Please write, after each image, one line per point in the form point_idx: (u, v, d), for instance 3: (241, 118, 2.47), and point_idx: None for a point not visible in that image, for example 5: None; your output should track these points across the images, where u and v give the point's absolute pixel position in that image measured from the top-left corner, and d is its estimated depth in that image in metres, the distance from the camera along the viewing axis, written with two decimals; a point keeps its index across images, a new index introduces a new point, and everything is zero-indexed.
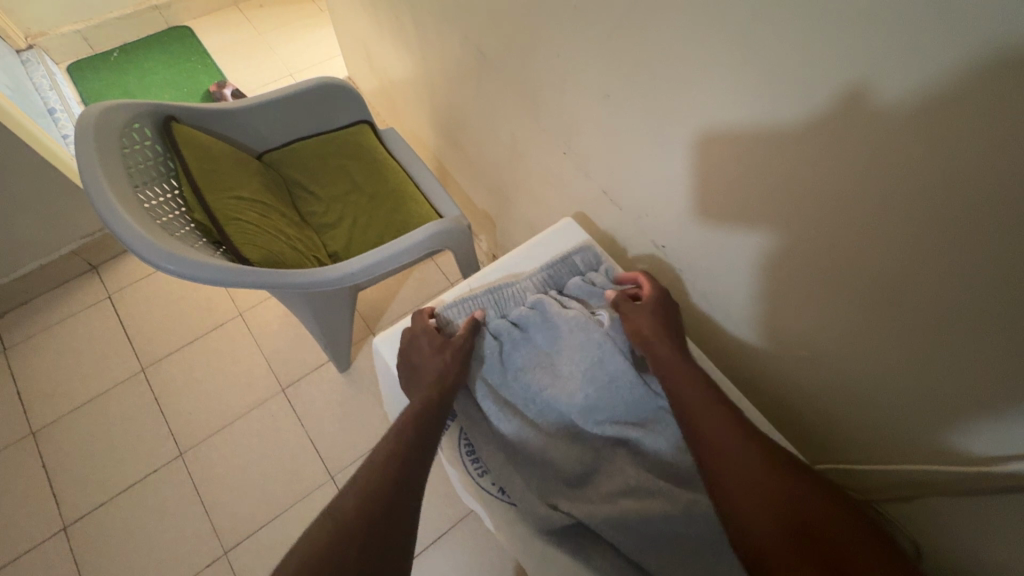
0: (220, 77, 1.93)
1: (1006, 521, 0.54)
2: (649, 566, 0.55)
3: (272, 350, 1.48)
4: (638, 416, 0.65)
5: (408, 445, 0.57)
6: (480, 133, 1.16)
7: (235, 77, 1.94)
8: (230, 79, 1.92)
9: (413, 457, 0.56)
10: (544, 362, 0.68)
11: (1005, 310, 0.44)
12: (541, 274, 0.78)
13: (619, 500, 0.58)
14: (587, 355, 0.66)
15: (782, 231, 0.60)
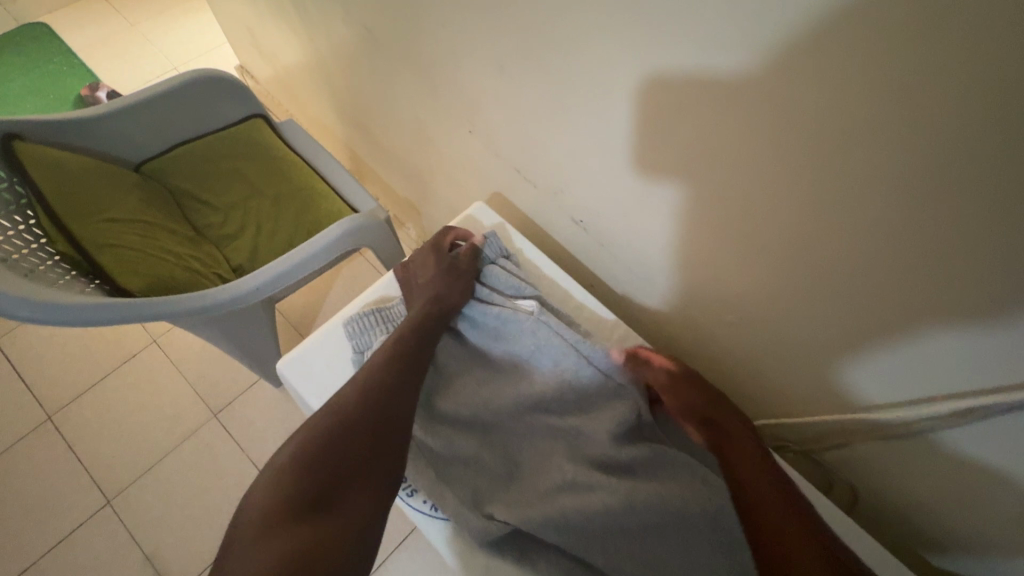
0: (91, 77, 1.71)
1: (932, 455, 0.57)
2: (597, 563, 0.52)
3: (196, 375, 1.36)
4: (575, 403, 0.62)
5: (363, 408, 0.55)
6: (386, 117, 1.07)
7: (109, 77, 1.72)
8: (102, 80, 1.70)
9: (382, 421, 0.55)
10: (490, 356, 0.66)
11: (911, 261, 0.44)
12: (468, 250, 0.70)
13: (559, 498, 0.55)
14: (528, 340, 0.64)
15: (697, 199, 0.57)
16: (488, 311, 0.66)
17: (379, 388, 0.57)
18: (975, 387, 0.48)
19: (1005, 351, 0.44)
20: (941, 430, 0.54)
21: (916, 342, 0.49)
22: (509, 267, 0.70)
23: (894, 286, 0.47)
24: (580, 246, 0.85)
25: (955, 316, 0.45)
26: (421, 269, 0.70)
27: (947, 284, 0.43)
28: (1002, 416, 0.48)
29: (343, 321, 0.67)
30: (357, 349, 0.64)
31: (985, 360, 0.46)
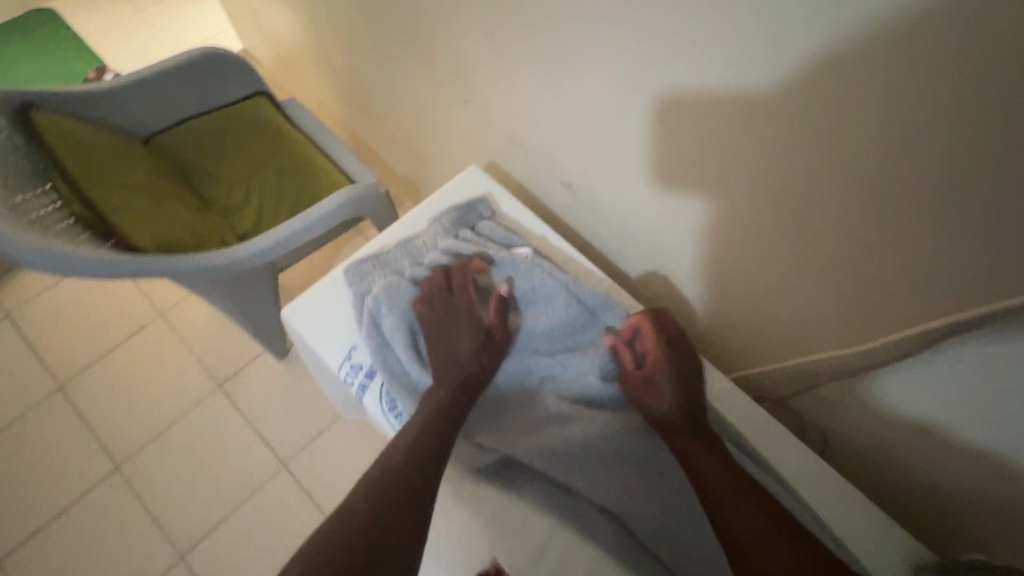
0: (98, 62, 1.75)
1: (884, 391, 0.60)
2: (575, 484, 0.56)
3: (201, 347, 1.40)
4: (568, 345, 0.64)
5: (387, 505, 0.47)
6: (384, 93, 1.11)
7: (116, 62, 1.76)
8: (109, 64, 1.75)
9: (402, 518, 0.47)
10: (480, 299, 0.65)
11: (857, 199, 0.48)
12: (450, 212, 0.68)
13: (545, 430, 0.59)
14: (529, 287, 0.64)
15: (670, 154, 0.61)
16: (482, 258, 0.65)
17: (396, 481, 0.49)
18: (917, 323, 0.52)
19: (943, 285, 0.47)
20: (890, 365, 0.57)
21: (867, 282, 0.53)
22: (501, 218, 0.71)
23: (849, 225, 0.50)
24: (568, 211, 0.88)
25: (900, 253, 0.48)
26: (451, 320, 0.61)
27: (892, 220, 0.47)
28: (944, 346, 0.51)
29: (341, 267, 0.65)
30: (359, 294, 0.63)
31: (927, 295, 0.49)
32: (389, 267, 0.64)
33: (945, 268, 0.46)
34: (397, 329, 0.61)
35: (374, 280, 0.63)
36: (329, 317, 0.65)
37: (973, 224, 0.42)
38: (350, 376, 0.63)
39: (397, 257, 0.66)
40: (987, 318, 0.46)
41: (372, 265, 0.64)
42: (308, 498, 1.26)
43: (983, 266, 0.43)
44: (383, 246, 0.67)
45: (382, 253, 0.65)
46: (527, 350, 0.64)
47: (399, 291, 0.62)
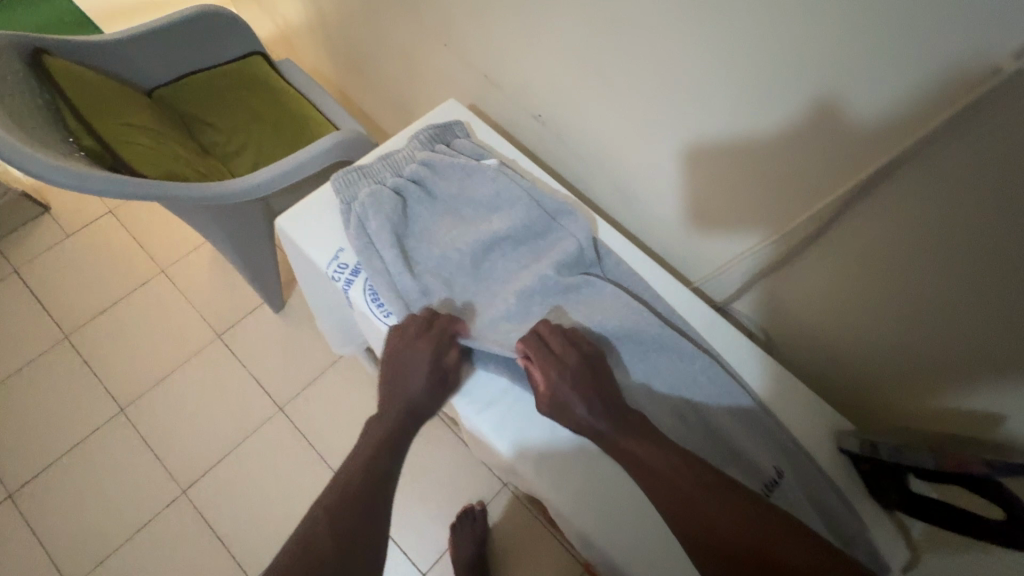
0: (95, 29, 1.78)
1: (812, 272, 0.68)
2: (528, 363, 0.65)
3: (201, 300, 1.47)
4: (533, 247, 0.70)
5: (338, 518, 0.53)
6: (373, 49, 1.18)
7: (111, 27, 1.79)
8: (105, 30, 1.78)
9: (351, 530, 0.52)
10: (453, 208, 0.71)
11: (770, 89, 0.56)
12: (428, 130, 0.75)
13: (503, 320, 0.65)
14: (494, 194, 0.70)
15: (622, 70, 0.69)
16: (456, 169, 0.71)
17: (351, 515, 0.53)
18: (824, 199, 0.60)
19: (842, 154, 0.56)
20: (814, 245, 0.65)
21: (787, 167, 0.61)
22: (476, 140, 0.78)
23: (767, 114, 0.58)
24: (541, 148, 0.96)
25: (810, 130, 0.56)
26: (407, 357, 0.63)
27: (797, 100, 0.55)
28: (849, 213, 0.59)
29: (330, 178, 0.73)
30: (345, 200, 0.71)
31: (832, 168, 0.57)
32: (373, 177, 0.72)
33: (842, 137, 0.54)
34: (378, 229, 0.68)
35: (359, 187, 0.71)
36: (318, 222, 0.72)
37: (861, 95, 0.50)
38: (337, 272, 0.70)
39: (381, 168, 0.73)
40: (877, 174, 0.54)
41: (357, 175, 0.71)
42: (303, 438, 1.33)
43: (871, 129, 0.52)
44: (369, 161, 0.74)
45: (367, 166, 0.73)
46: (495, 253, 0.69)
47: (381, 197, 0.69)
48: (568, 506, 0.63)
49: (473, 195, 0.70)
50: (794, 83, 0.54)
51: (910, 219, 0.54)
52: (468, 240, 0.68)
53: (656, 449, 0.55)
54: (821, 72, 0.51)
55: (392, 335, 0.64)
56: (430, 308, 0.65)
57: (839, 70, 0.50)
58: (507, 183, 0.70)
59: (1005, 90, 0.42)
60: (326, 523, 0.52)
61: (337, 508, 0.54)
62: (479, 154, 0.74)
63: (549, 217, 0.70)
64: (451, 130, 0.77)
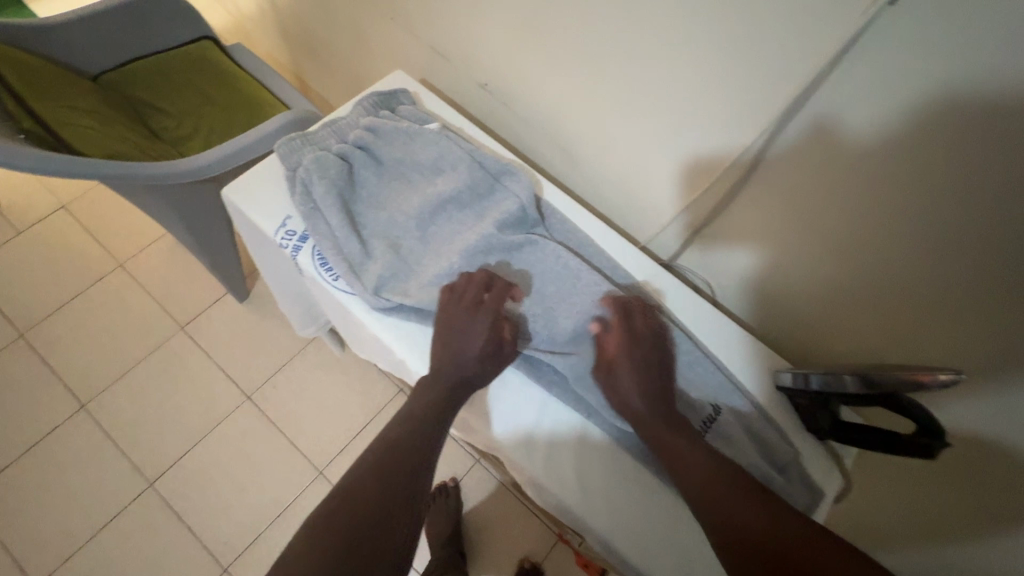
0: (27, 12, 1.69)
1: (745, 220, 0.71)
2: None
3: (162, 292, 1.45)
4: (478, 207, 0.71)
5: (384, 477, 0.54)
6: (324, 28, 1.19)
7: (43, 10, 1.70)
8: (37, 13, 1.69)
9: (398, 488, 0.53)
10: (400, 173, 0.72)
11: (690, 33, 0.59)
12: (372, 97, 0.76)
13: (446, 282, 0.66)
14: (438, 156, 0.71)
15: (558, 26, 0.72)
16: (400, 135, 0.72)
17: (399, 473, 0.54)
18: (746, 143, 0.63)
19: (756, 96, 0.59)
20: (743, 191, 0.69)
21: (714, 114, 0.64)
22: (421, 107, 0.79)
23: (691, 60, 0.61)
24: (490, 118, 0.97)
25: (729, 75, 0.60)
26: (460, 329, 0.62)
27: (715, 43, 0.58)
28: (770, 154, 0.63)
29: (274, 147, 0.73)
30: (290, 167, 0.71)
31: (750, 112, 0.61)
32: (317, 143, 0.72)
33: (756, 79, 0.58)
34: (325, 194, 0.68)
35: (303, 154, 0.71)
36: (265, 192, 0.72)
37: (769, 34, 0.54)
38: (285, 239, 0.70)
39: (325, 135, 0.73)
40: (790, 111, 0.57)
41: (301, 142, 0.72)
42: (272, 424, 1.32)
43: (779, 68, 0.55)
44: (314, 128, 0.75)
45: (311, 133, 0.73)
46: (441, 215, 0.70)
47: (326, 163, 0.70)
48: (519, 449, 0.65)
49: (417, 158, 0.71)
50: (712, 28, 0.57)
51: (818, 153, 0.58)
52: (414, 202, 0.69)
53: (704, 452, 0.55)
54: (732, 14, 0.55)
55: (445, 305, 0.63)
56: (486, 271, 0.65)
57: (747, 11, 0.54)
58: (452, 146, 0.71)
59: (882, 17, 0.46)
60: (375, 473, 0.54)
61: (384, 466, 0.54)
62: (424, 119, 0.75)
63: (492, 178, 0.71)
64: (396, 98, 0.77)
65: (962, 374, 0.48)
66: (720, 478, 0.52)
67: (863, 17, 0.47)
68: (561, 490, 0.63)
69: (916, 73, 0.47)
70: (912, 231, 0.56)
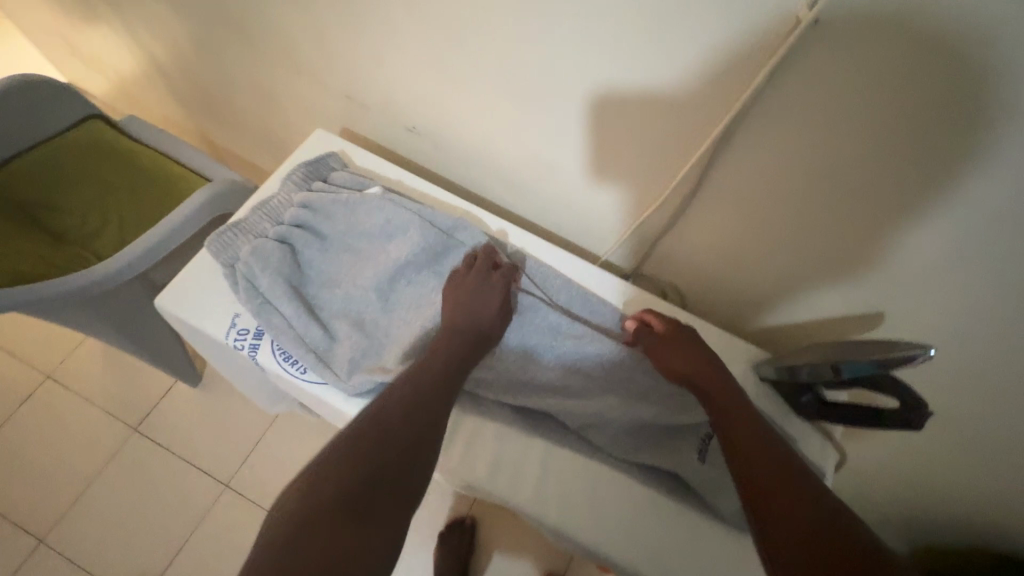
0: None
1: (700, 228, 0.72)
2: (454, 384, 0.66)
3: (104, 396, 1.33)
4: (439, 265, 0.68)
5: (406, 410, 0.54)
6: (222, 87, 1.10)
7: None
8: None
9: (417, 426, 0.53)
10: (350, 243, 0.68)
11: (616, 63, 0.59)
12: (301, 170, 0.72)
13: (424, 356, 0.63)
14: (388, 219, 0.67)
15: (479, 63, 0.70)
16: (341, 205, 0.68)
17: (421, 412, 0.54)
18: (690, 160, 0.63)
19: (693, 118, 0.59)
20: (694, 202, 0.69)
21: (653, 137, 0.64)
22: (355, 169, 0.75)
23: (623, 89, 0.61)
24: (423, 156, 0.93)
25: (663, 98, 0.59)
26: (473, 288, 0.64)
27: (645, 71, 0.58)
28: (716, 168, 0.63)
29: (204, 244, 0.67)
30: (227, 262, 0.66)
31: (690, 131, 0.61)
32: (250, 232, 0.67)
33: (691, 102, 0.58)
34: (274, 286, 0.64)
35: (238, 246, 0.66)
36: (205, 293, 0.66)
37: (694, 60, 0.54)
38: (239, 342, 0.65)
39: (258, 220, 0.68)
40: (728, 131, 0.58)
41: (233, 234, 0.67)
42: (259, 509, 1.24)
43: (713, 89, 0.56)
44: (244, 214, 0.69)
45: (242, 221, 0.68)
46: (402, 281, 0.67)
47: (267, 251, 0.65)
48: (532, 502, 0.62)
49: (363, 227, 0.68)
50: (638, 53, 0.57)
51: (763, 162, 0.59)
52: (371, 274, 0.66)
53: (749, 421, 0.54)
54: (656, 41, 0.54)
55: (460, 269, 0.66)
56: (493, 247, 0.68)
57: (671, 36, 0.53)
58: (398, 207, 0.68)
59: (809, 36, 0.46)
60: (397, 413, 0.53)
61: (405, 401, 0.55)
62: (363, 183, 0.71)
63: (447, 234, 0.69)
64: (328, 165, 0.73)
65: (927, 350, 0.50)
66: (763, 448, 0.51)
67: (789, 37, 0.47)
68: (585, 532, 0.61)
69: (845, 81, 0.48)
70: (862, 220, 0.58)
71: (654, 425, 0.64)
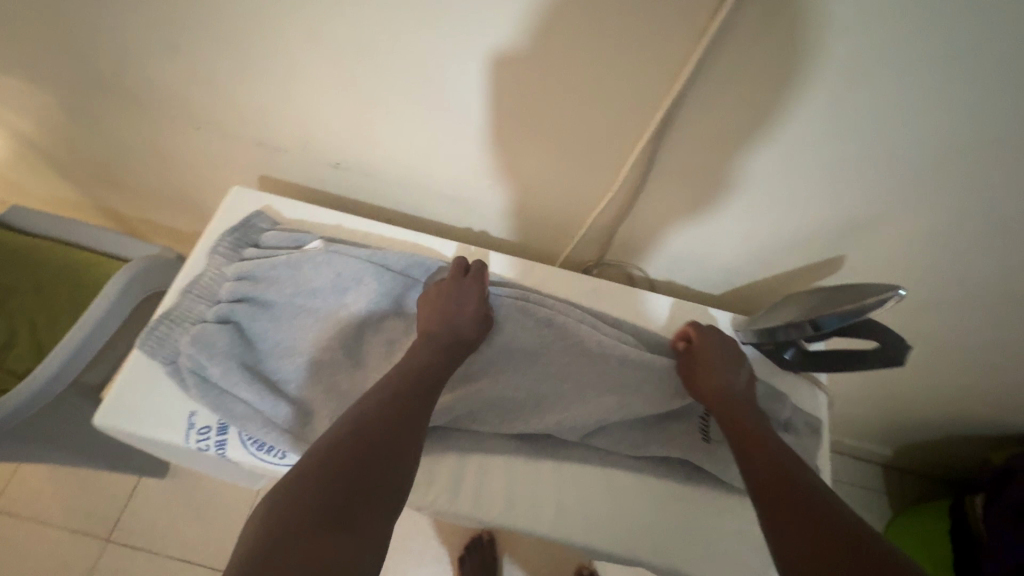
0: None
1: (655, 209, 0.71)
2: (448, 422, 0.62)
3: (63, 514, 1.20)
4: (402, 308, 0.64)
5: (389, 406, 0.52)
6: (116, 157, 1.00)
7: None
8: None
9: (399, 423, 0.50)
10: (299, 305, 0.63)
11: (547, 65, 0.57)
12: (227, 240, 0.66)
13: None
14: (336, 273, 0.63)
15: (401, 89, 0.66)
16: (282, 268, 0.62)
17: (401, 408, 0.52)
18: (638, 144, 0.63)
19: (634, 103, 0.59)
20: (646, 186, 0.69)
21: (597, 128, 0.63)
22: (286, 224, 0.69)
23: (557, 89, 0.60)
24: (355, 192, 0.88)
25: (598, 89, 0.58)
26: (450, 296, 0.63)
27: (577, 68, 0.57)
28: (664, 147, 0.63)
29: (135, 345, 0.61)
30: (168, 359, 0.59)
31: (631, 116, 0.60)
32: (187, 320, 0.61)
33: (628, 89, 0.57)
34: (226, 373, 0.58)
35: (177, 338, 0.60)
36: (151, 398, 0.59)
37: (625, 48, 0.53)
38: (205, 441, 0.58)
39: (192, 305, 0.62)
40: (671, 110, 0.57)
41: (167, 327, 0.61)
42: None
43: (647, 73, 0.55)
44: (174, 302, 0.63)
45: (174, 310, 0.62)
46: (366, 334, 0.63)
47: (209, 337, 0.59)
48: (555, 523, 0.60)
49: (311, 286, 0.63)
50: (564, 51, 0.55)
51: (708, 134, 0.60)
52: (331, 334, 0.61)
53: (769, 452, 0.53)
54: (582, 35, 0.53)
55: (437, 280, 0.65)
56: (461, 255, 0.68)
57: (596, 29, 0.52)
58: (344, 257, 0.63)
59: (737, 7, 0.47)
60: (376, 413, 0.50)
61: (385, 402, 0.52)
62: (299, 239, 0.66)
63: (402, 275, 0.65)
64: (256, 228, 0.67)
65: (898, 291, 0.52)
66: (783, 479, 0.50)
67: (718, 12, 0.47)
68: (616, 545, 0.60)
69: (777, 44, 0.49)
70: (808, 170, 0.60)
71: (648, 414, 0.64)
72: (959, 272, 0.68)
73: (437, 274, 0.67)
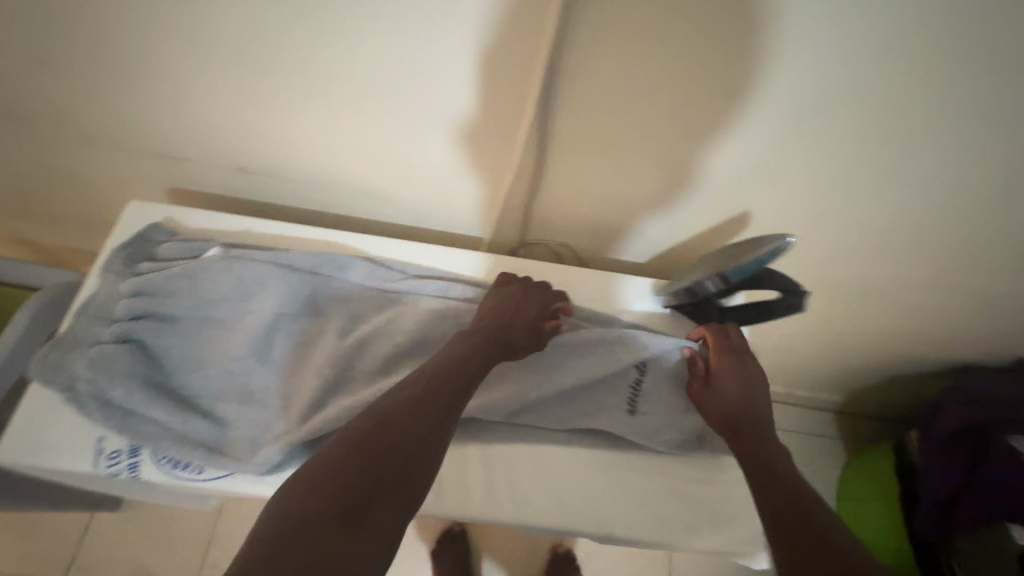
0: None
1: (563, 184, 0.72)
2: None
3: (12, 563, 1.15)
4: (312, 307, 0.63)
5: (424, 399, 0.48)
6: (18, 185, 0.95)
7: None
8: None
9: (433, 421, 0.47)
10: (205, 315, 0.61)
11: (422, 43, 0.57)
12: (122, 257, 0.63)
13: (328, 404, 0.57)
14: (239, 278, 0.61)
15: (288, 82, 0.65)
16: (181, 279, 0.61)
17: (434, 402, 0.48)
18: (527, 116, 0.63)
19: (516, 75, 0.59)
20: (549, 161, 0.69)
21: (487, 105, 0.63)
22: (185, 235, 0.67)
23: (439, 67, 0.60)
24: (269, 197, 0.85)
25: (479, 64, 0.58)
26: (513, 303, 0.63)
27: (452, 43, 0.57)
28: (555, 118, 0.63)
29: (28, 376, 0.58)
30: (65, 386, 0.57)
31: (517, 90, 0.60)
32: (83, 343, 0.59)
33: (507, 62, 0.58)
34: (130, 394, 0.56)
35: (73, 363, 0.57)
36: (51, 428, 0.57)
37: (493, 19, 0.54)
38: (113, 465, 0.56)
39: (88, 328, 0.60)
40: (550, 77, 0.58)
41: (62, 353, 0.58)
42: None
43: (521, 42, 0.55)
44: (69, 327, 0.60)
45: (68, 335, 0.59)
46: (277, 337, 0.62)
47: (108, 358, 0.57)
48: (485, 504, 0.61)
49: (214, 295, 0.61)
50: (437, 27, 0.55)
51: (592, 100, 0.60)
52: (240, 341, 0.60)
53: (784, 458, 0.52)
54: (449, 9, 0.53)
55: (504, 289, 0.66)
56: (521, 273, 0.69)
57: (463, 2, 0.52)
58: (246, 262, 0.62)
59: None
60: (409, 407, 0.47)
61: (421, 395, 0.48)
62: (198, 248, 0.64)
63: (310, 274, 0.64)
64: (153, 242, 0.65)
65: (786, 238, 0.54)
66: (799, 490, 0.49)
67: None
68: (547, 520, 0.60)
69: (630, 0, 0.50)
70: (695, 125, 0.61)
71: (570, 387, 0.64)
72: (859, 213, 0.71)
73: (347, 270, 0.66)
